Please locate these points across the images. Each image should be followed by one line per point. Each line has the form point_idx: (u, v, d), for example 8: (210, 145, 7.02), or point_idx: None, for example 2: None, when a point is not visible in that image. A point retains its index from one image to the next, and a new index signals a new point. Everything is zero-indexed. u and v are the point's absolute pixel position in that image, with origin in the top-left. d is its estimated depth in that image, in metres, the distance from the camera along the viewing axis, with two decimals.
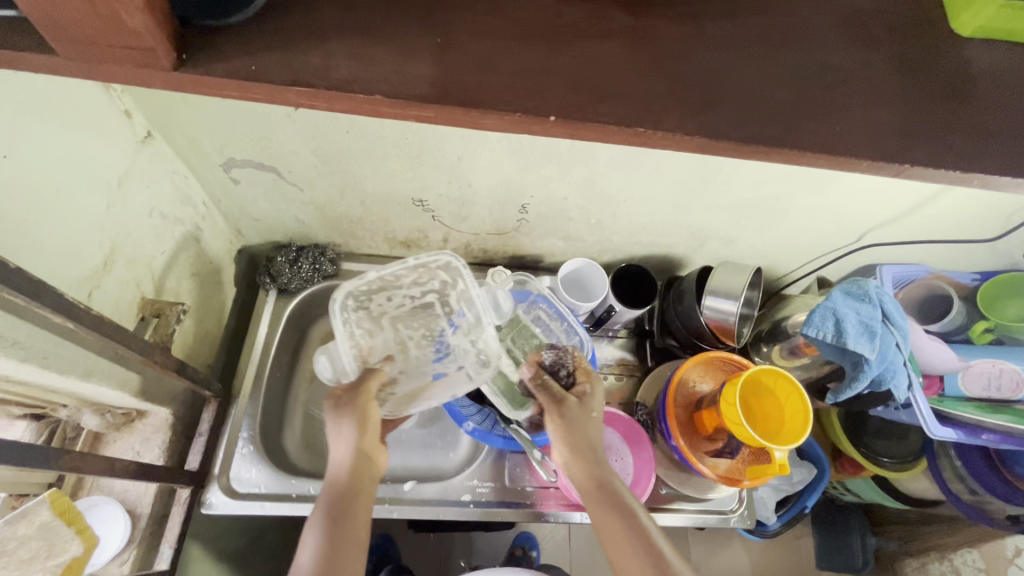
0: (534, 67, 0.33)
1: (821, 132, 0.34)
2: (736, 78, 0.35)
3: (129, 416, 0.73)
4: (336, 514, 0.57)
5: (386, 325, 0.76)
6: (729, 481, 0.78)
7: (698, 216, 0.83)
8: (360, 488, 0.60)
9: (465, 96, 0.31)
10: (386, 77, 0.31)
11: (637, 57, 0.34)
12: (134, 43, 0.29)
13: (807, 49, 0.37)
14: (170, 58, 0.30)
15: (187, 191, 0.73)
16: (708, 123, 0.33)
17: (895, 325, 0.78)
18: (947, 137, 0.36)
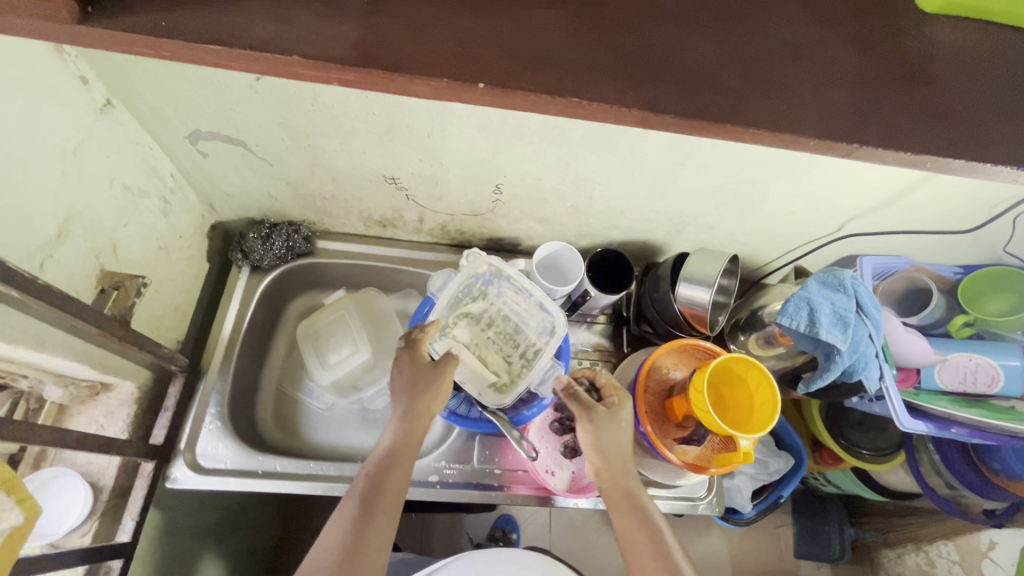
0: (467, 33, 0.32)
1: (766, 106, 0.33)
2: (675, 47, 0.33)
3: (93, 389, 0.72)
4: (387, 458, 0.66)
5: (500, 273, 0.81)
6: (696, 468, 0.77)
7: (676, 202, 0.82)
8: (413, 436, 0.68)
9: (387, 60, 0.31)
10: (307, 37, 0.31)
11: (577, 23, 0.32)
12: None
13: (760, 20, 0.35)
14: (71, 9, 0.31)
15: (152, 162, 0.72)
16: (646, 95, 0.31)
17: (869, 316, 0.77)
18: (901, 117, 0.34)
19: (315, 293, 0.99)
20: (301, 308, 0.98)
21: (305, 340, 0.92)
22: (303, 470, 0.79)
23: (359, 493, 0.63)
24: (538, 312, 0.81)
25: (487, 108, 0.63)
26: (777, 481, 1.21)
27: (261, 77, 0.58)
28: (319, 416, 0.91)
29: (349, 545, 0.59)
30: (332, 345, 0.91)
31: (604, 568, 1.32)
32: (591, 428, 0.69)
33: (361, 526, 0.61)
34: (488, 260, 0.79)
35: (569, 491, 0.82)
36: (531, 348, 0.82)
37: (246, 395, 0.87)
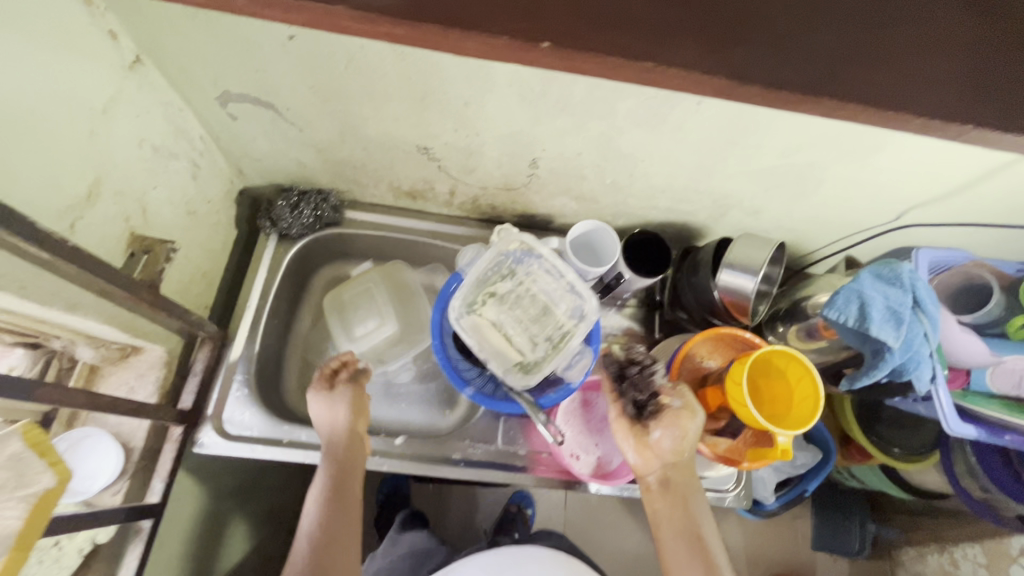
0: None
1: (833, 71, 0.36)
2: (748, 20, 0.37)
3: (123, 350, 0.72)
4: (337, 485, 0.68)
5: (531, 251, 0.78)
6: (728, 461, 0.75)
7: (723, 182, 0.77)
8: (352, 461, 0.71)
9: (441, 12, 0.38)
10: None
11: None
12: None
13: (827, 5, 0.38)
14: None
15: (181, 123, 0.70)
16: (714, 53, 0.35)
17: (926, 313, 0.71)
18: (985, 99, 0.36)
19: (343, 264, 0.98)
20: (329, 278, 0.97)
21: (332, 310, 0.91)
22: None
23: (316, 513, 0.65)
24: (568, 294, 0.78)
25: (530, 75, 0.59)
26: (803, 475, 1.18)
27: (294, 35, 0.55)
28: None
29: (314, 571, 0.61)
30: (358, 316, 0.90)
31: (619, 548, 1.33)
32: (687, 425, 0.66)
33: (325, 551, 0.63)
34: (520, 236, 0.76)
35: (593, 476, 0.80)
36: (559, 331, 0.79)
37: (272, 364, 0.87)
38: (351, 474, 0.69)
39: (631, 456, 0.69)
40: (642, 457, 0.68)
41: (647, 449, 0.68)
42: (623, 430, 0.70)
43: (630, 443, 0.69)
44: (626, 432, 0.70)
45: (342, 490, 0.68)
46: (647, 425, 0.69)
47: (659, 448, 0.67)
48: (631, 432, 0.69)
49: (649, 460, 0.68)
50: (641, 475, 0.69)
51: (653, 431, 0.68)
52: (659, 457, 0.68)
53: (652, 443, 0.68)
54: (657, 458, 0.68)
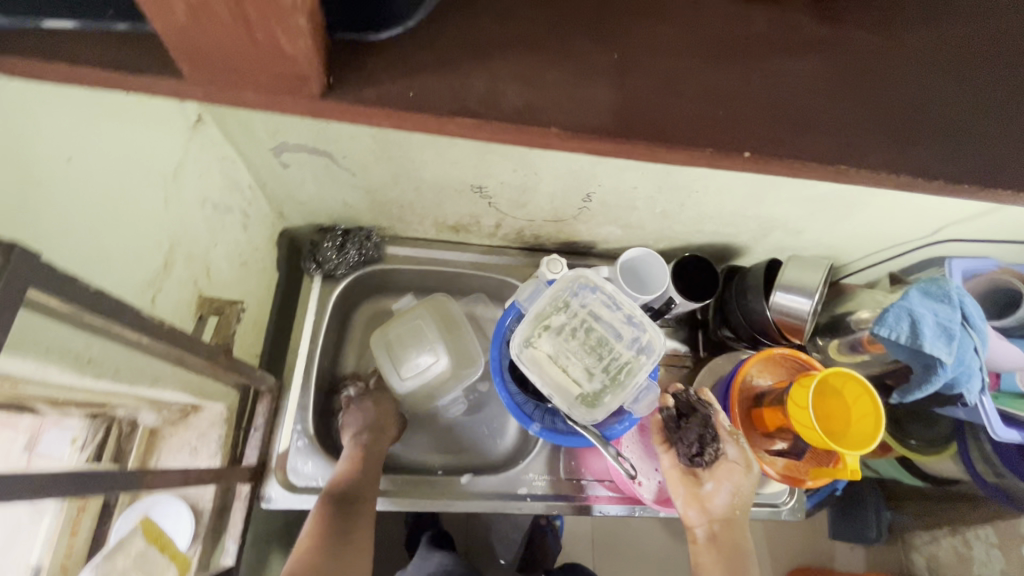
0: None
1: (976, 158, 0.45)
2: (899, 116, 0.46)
3: (184, 410, 0.70)
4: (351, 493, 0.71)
5: (588, 286, 0.80)
6: (792, 479, 0.77)
7: (771, 207, 0.79)
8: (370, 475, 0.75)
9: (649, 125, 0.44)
10: (569, 108, 0.44)
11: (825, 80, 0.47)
12: (289, 75, 0.38)
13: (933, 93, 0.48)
14: (315, 85, 0.39)
15: (234, 176, 0.68)
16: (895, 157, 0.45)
17: (974, 328, 0.74)
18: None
19: (384, 299, 0.97)
20: (370, 313, 0.96)
21: (380, 348, 0.89)
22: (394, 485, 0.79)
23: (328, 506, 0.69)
24: (627, 326, 0.79)
25: None
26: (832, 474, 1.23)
27: None
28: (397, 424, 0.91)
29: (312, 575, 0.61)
30: (408, 354, 0.89)
31: (652, 555, 1.35)
32: (741, 481, 0.70)
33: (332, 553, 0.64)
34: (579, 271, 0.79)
35: (659, 501, 0.81)
36: (620, 363, 0.78)
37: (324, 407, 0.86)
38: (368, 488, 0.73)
39: (684, 504, 0.73)
40: (694, 506, 0.72)
41: (701, 499, 0.71)
42: (679, 476, 0.74)
43: (686, 491, 0.73)
44: (683, 479, 0.73)
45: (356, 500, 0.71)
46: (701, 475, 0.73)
47: (713, 499, 0.71)
48: (686, 480, 0.73)
49: (701, 510, 0.71)
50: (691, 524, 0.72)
51: (706, 481, 0.72)
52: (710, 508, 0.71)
53: (707, 494, 0.71)
54: (709, 509, 0.71)
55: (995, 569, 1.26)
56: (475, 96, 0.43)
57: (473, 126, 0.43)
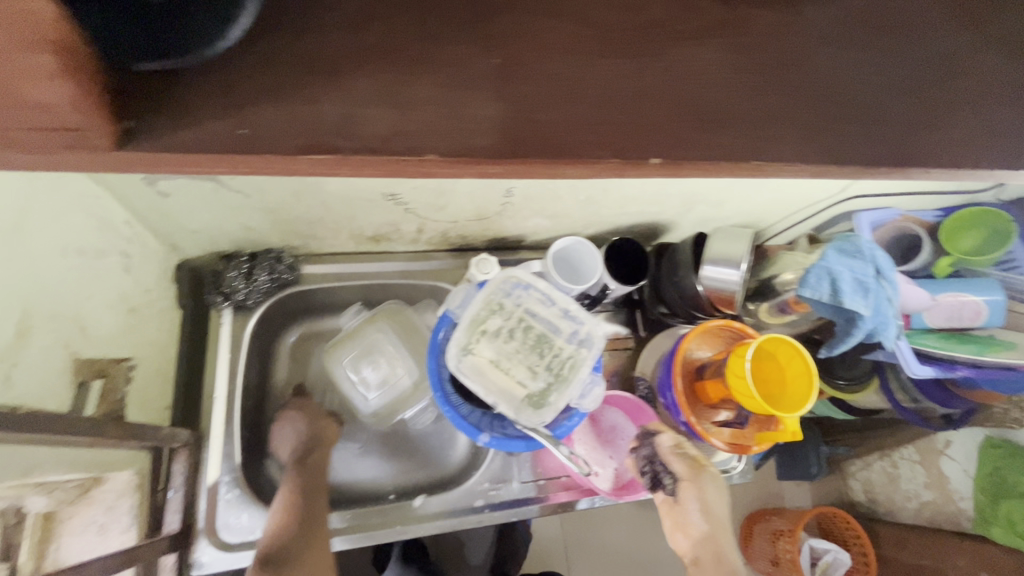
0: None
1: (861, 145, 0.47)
2: (786, 106, 0.48)
3: (82, 486, 0.58)
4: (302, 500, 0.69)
5: (520, 285, 0.77)
6: (738, 447, 0.79)
7: (692, 183, 0.79)
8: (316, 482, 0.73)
9: (527, 141, 0.43)
10: (445, 135, 0.42)
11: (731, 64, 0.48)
12: (65, 128, 0.34)
13: (802, 71, 0.49)
14: (106, 139, 0.36)
15: (104, 214, 0.59)
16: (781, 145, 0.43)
17: (886, 278, 0.78)
18: None
19: (310, 321, 0.90)
20: (295, 340, 0.90)
21: (334, 364, 0.88)
22: (342, 522, 0.75)
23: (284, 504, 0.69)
24: (564, 320, 0.77)
25: None
26: None
27: None
28: (338, 455, 0.88)
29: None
30: (361, 366, 0.88)
31: (621, 530, 1.38)
32: (701, 488, 0.69)
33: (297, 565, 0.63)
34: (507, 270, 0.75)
35: (615, 489, 0.81)
36: (562, 359, 0.76)
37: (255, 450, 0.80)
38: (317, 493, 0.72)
39: (671, 530, 0.70)
40: (681, 531, 0.69)
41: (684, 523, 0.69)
42: (661, 503, 0.72)
43: (670, 518, 0.70)
44: (665, 506, 0.71)
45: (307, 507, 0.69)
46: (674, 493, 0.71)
47: (693, 516, 0.68)
48: (668, 506, 0.71)
49: (686, 534, 0.68)
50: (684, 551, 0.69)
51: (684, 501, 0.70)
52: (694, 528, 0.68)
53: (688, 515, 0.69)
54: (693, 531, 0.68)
55: (920, 484, 1.42)
56: (329, 124, 0.41)
57: (333, 162, 0.41)
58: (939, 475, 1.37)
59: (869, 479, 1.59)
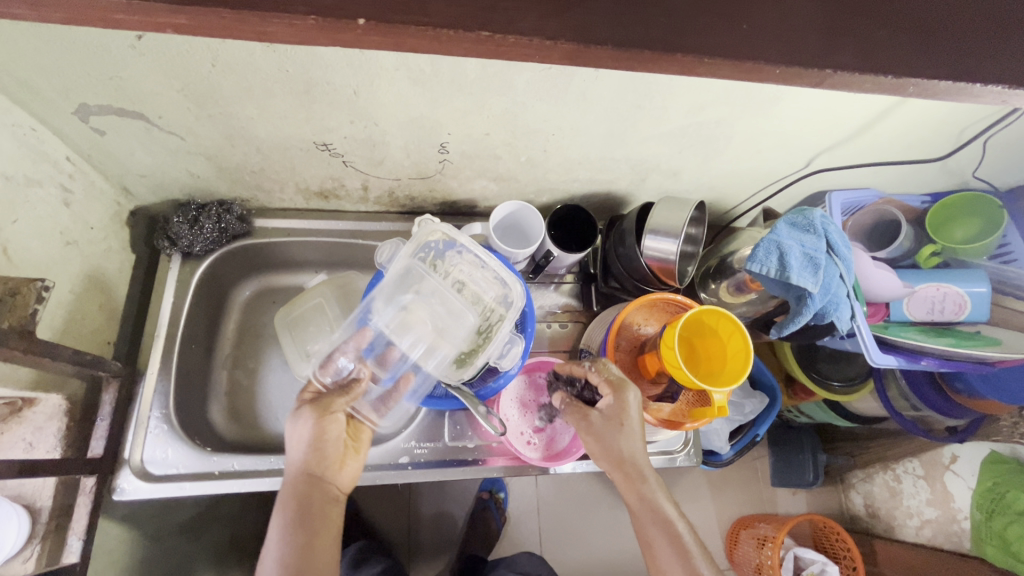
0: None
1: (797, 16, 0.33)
2: None
3: (14, 406, 0.62)
4: (298, 537, 0.59)
5: (451, 245, 0.76)
6: (671, 424, 0.76)
7: (636, 147, 0.76)
8: (324, 526, 0.61)
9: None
10: None
11: None
12: None
13: None
14: None
15: (37, 146, 0.63)
16: (582, 27, 0.32)
17: (839, 255, 0.74)
18: (913, 32, 0.34)
19: (265, 276, 0.93)
20: (250, 293, 0.93)
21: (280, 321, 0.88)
22: (263, 466, 0.75)
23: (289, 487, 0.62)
24: (494, 282, 0.76)
25: (415, 56, 0.56)
26: (753, 420, 1.24)
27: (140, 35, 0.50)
28: (278, 406, 0.88)
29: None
30: (310, 334, 0.87)
31: (592, 519, 1.34)
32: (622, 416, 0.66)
33: (299, 566, 0.57)
34: (439, 227, 0.74)
35: (544, 458, 0.79)
36: (489, 320, 0.75)
37: (197, 391, 0.83)
38: (320, 537, 0.59)
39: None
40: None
41: (693, 567, 0.59)
42: (653, 528, 0.62)
43: (670, 561, 0.60)
44: (666, 549, 0.61)
45: (306, 540, 0.59)
46: (678, 532, 0.61)
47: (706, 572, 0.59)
48: (671, 549, 0.60)
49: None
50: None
51: (688, 543, 0.61)
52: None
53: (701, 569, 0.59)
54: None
55: (922, 500, 1.30)
56: None
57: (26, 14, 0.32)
58: (943, 491, 1.24)
59: (869, 493, 1.49)
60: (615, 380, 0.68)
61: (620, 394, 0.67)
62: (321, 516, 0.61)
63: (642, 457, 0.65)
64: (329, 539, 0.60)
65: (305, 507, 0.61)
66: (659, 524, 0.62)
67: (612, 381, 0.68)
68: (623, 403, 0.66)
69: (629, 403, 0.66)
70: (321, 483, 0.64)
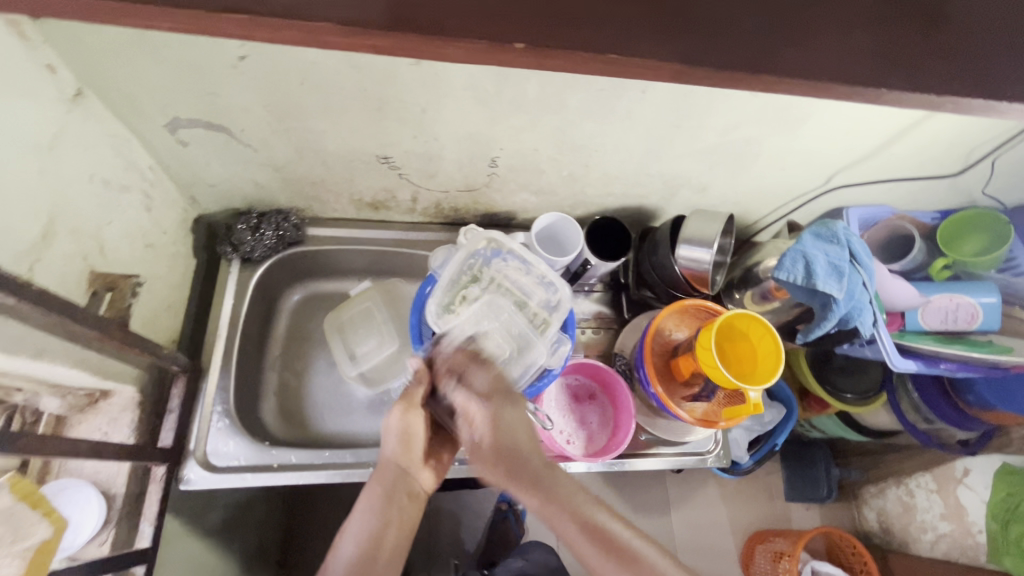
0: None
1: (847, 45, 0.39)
2: None
3: (92, 397, 0.68)
4: (376, 521, 0.64)
5: (498, 253, 0.81)
6: (706, 422, 0.80)
7: (670, 164, 0.82)
8: (401, 518, 0.66)
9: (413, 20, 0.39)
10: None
11: None
12: None
13: None
14: None
15: (130, 156, 0.68)
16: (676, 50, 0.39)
17: (861, 264, 0.79)
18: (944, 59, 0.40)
19: (312, 282, 0.98)
20: (298, 298, 0.97)
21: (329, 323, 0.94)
22: (318, 460, 0.79)
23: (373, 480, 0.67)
24: (538, 286, 0.81)
25: (484, 78, 0.62)
26: (771, 431, 1.26)
27: (245, 56, 0.56)
28: (323, 406, 0.92)
29: (365, 561, 0.61)
30: (359, 337, 0.92)
31: None
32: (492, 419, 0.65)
33: (373, 545, 0.62)
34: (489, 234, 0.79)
35: (586, 456, 0.83)
36: (534, 322, 0.80)
37: (250, 390, 0.87)
38: (395, 527, 0.64)
39: (600, 570, 0.56)
40: (615, 565, 0.56)
41: (615, 549, 0.56)
42: (561, 520, 0.58)
43: (593, 550, 0.57)
44: (584, 539, 0.57)
45: (383, 526, 0.64)
46: (599, 519, 0.58)
47: (638, 553, 0.56)
48: (592, 538, 0.57)
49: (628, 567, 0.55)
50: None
51: (611, 528, 0.58)
52: (638, 563, 0.56)
53: (630, 550, 0.57)
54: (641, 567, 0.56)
55: (936, 514, 1.29)
56: None
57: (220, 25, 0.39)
58: (957, 506, 1.24)
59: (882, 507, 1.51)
60: (486, 392, 0.67)
61: (493, 406, 0.65)
62: (400, 506, 0.66)
63: (530, 452, 0.63)
64: (401, 529, 0.65)
65: (389, 494, 0.66)
66: (572, 517, 0.58)
67: (497, 386, 0.68)
68: (500, 412, 0.65)
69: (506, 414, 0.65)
70: (405, 477, 0.68)
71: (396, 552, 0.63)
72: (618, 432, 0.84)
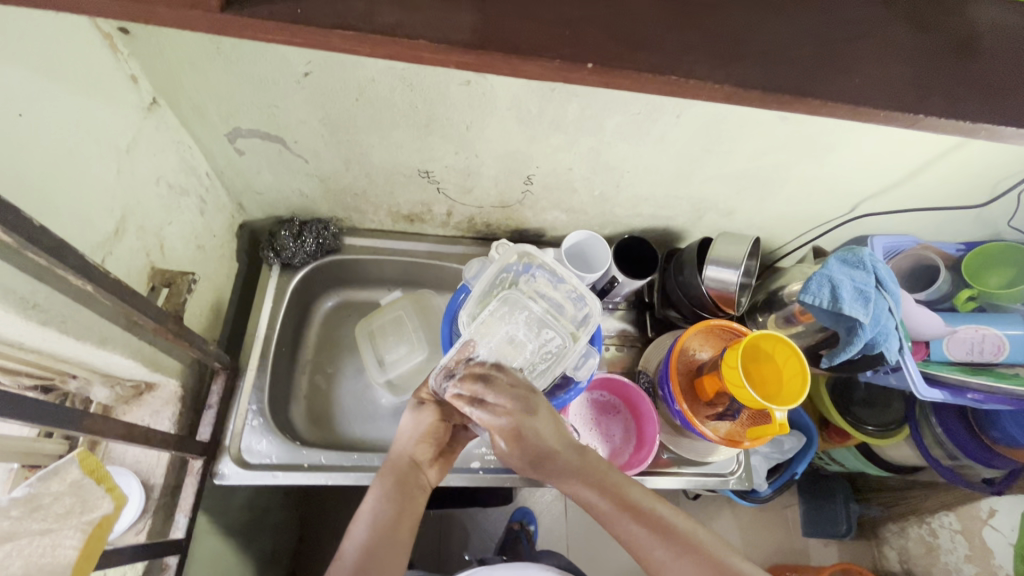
0: (572, 32, 0.34)
1: None
2: None
3: (137, 389, 0.71)
4: (391, 508, 0.65)
5: (531, 266, 0.82)
6: (731, 441, 0.81)
7: (699, 187, 0.84)
8: (410, 504, 0.68)
9: None
10: None
11: None
12: None
13: None
14: None
15: (190, 161, 0.73)
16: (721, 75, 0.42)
17: (888, 290, 0.81)
18: None
19: (344, 290, 1.01)
20: (329, 304, 1.00)
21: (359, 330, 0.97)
22: (347, 461, 0.81)
23: (387, 473, 0.70)
24: (569, 300, 0.82)
25: (528, 98, 0.65)
26: (790, 459, 1.22)
27: (310, 71, 0.60)
28: (349, 411, 0.93)
29: (377, 544, 0.62)
30: (388, 344, 0.95)
31: (623, 556, 1.33)
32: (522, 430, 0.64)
33: (384, 529, 0.63)
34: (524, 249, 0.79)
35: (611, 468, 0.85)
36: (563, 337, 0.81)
37: (282, 391, 0.90)
38: (408, 513, 0.66)
39: (635, 541, 0.61)
40: (648, 534, 0.60)
41: (652, 521, 0.61)
42: (599, 500, 0.63)
43: (625, 523, 0.62)
44: (620, 516, 0.62)
45: (398, 512, 0.66)
46: (633, 497, 0.63)
47: (665, 519, 0.61)
48: (628, 515, 0.62)
49: (657, 532, 0.60)
50: (655, 560, 0.60)
51: (644, 504, 0.62)
52: (669, 530, 0.61)
53: (658, 516, 0.62)
54: (672, 532, 0.60)
55: (961, 556, 1.22)
56: None
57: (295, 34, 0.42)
58: (982, 547, 1.16)
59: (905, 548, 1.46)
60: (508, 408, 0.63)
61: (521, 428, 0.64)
62: (411, 495, 0.68)
63: (563, 452, 0.64)
64: (412, 514, 0.67)
65: (402, 483, 0.69)
66: (609, 499, 0.63)
67: (517, 401, 0.64)
68: (532, 435, 0.63)
69: (542, 434, 0.63)
70: (418, 473, 0.71)
71: (405, 537, 0.64)
72: (642, 446, 0.86)
